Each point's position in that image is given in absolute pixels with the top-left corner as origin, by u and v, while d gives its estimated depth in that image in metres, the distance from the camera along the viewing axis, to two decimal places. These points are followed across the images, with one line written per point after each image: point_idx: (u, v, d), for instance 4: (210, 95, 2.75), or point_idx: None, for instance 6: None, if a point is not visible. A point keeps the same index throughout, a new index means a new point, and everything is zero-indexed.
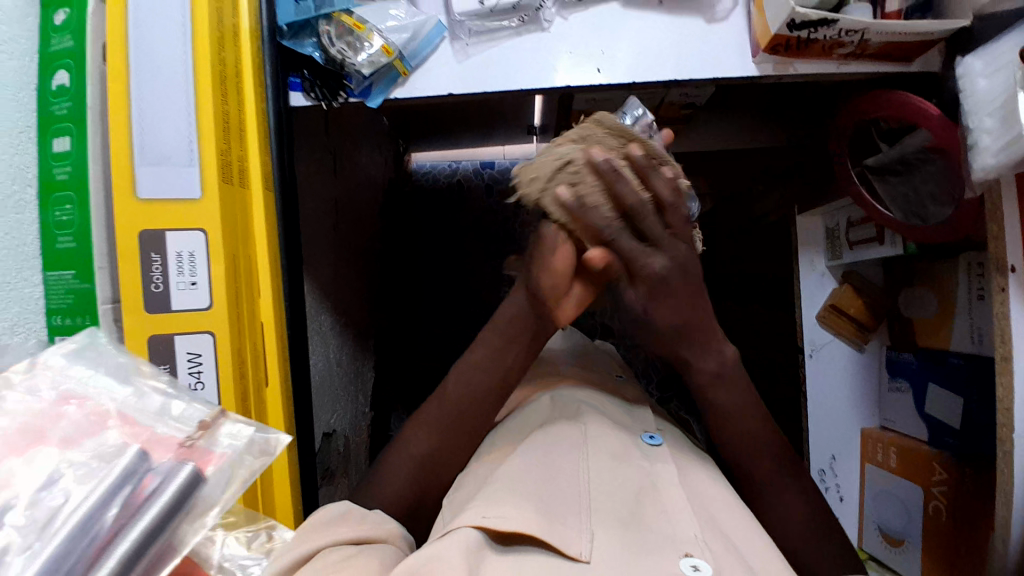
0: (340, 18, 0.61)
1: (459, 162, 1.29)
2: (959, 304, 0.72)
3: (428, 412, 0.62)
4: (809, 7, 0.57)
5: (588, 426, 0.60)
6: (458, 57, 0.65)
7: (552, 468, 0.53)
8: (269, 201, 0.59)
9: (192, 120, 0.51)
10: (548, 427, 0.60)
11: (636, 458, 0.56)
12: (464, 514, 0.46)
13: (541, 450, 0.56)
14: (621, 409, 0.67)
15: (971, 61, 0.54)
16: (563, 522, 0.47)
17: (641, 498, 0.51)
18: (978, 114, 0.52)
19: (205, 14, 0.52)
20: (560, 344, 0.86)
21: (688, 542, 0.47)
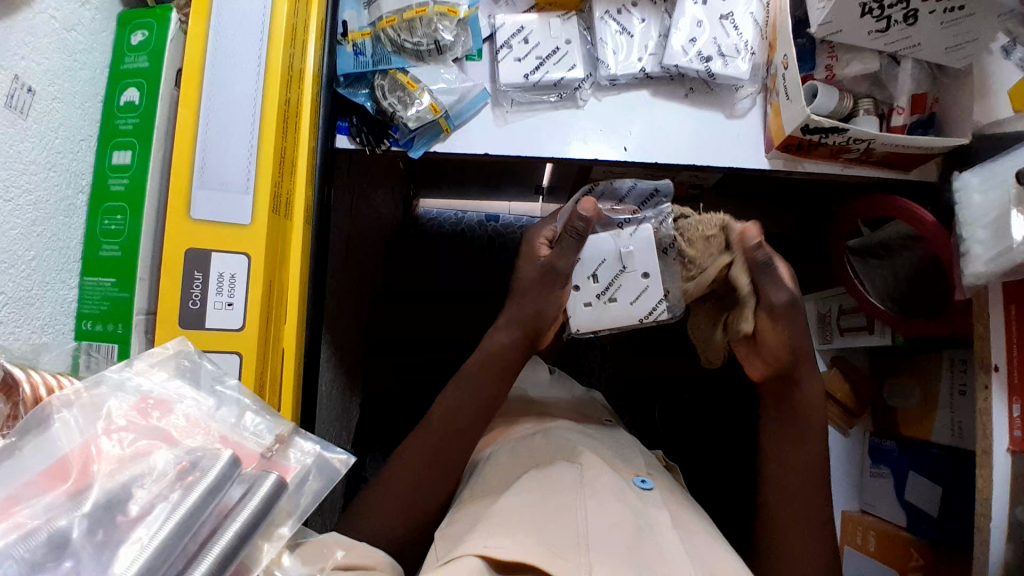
0: (396, 75, 0.67)
1: (465, 212, 1.34)
2: (941, 398, 0.77)
3: (419, 439, 0.63)
4: (824, 115, 0.63)
5: (585, 466, 0.61)
6: (497, 122, 0.70)
7: (564, 509, 0.54)
8: (306, 232, 0.60)
9: (253, 149, 0.53)
10: (543, 466, 0.62)
11: (629, 496, 0.57)
12: (465, 545, 0.48)
13: (540, 492, 0.57)
14: (613, 454, 0.68)
15: (968, 177, 0.59)
16: (563, 555, 0.48)
17: (641, 536, 0.51)
18: (971, 226, 0.58)
19: (280, 54, 0.54)
20: (559, 388, 0.89)
21: None
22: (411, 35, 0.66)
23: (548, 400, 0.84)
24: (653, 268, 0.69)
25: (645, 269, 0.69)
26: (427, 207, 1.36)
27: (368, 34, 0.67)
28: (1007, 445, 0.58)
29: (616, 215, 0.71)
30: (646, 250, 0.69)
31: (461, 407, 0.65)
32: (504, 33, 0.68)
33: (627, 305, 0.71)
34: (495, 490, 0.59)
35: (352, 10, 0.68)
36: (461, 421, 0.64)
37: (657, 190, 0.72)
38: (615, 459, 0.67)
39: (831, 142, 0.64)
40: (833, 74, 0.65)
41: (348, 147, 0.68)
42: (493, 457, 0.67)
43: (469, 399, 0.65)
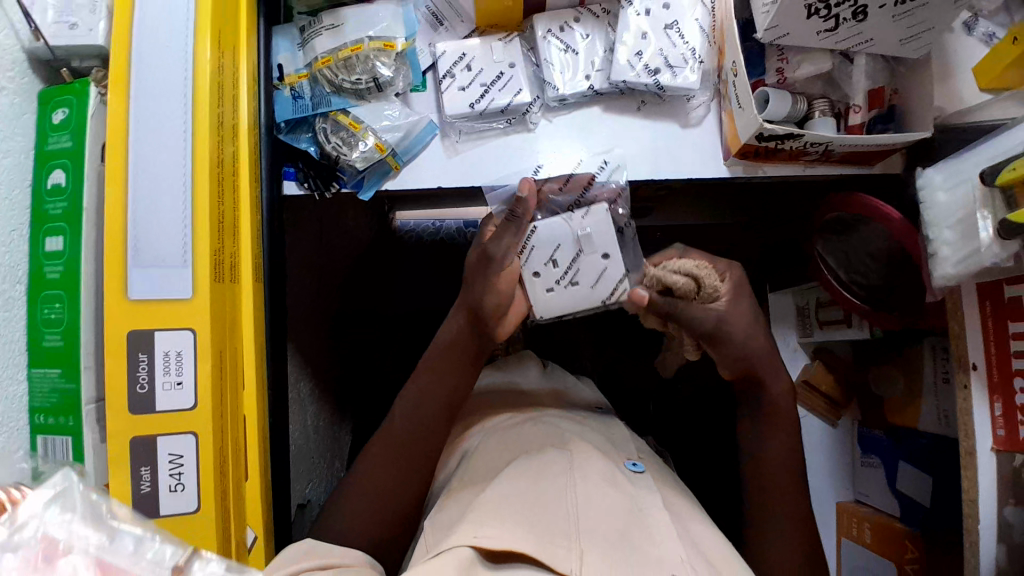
0: (337, 117, 0.65)
1: (443, 222, 1.19)
2: (926, 387, 0.75)
3: (384, 437, 0.63)
4: (778, 119, 0.62)
5: (574, 451, 0.60)
6: (447, 153, 0.68)
7: (555, 491, 0.54)
8: (256, 290, 0.59)
9: (188, 218, 0.52)
10: (534, 453, 0.61)
11: (621, 482, 0.58)
12: (455, 535, 0.49)
13: (532, 474, 0.57)
14: (605, 438, 0.68)
15: (931, 174, 0.57)
16: (554, 540, 0.49)
17: (629, 529, 0.52)
18: (938, 226, 0.56)
19: (207, 117, 0.53)
20: (542, 380, 0.85)
21: (676, 564, 0.49)
22: (350, 74, 0.64)
23: (540, 393, 0.80)
24: (612, 247, 0.68)
25: (603, 249, 0.68)
26: (402, 219, 1.22)
27: (305, 76, 0.65)
28: (990, 444, 0.57)
29: (560, 199, 0.69)
30: (599, 231, 0.67)
31: (427, 393, 0.64)
32: (445, 62, 0.66)
33: (589, 287, 0.68)
34: (482, 480, 0.58)
35: (285, 51, 0.66)
36: (427, 414, 0.63)
37: (603, 166, 0.68)
38: (606, 443, 0.66)
39: (788, 148, 0.62)
40: (785, 77, 0.63)
41: (296, 194, 0.67)
42: (477, 450, 0.65)
43: (430, 396, 0.64)
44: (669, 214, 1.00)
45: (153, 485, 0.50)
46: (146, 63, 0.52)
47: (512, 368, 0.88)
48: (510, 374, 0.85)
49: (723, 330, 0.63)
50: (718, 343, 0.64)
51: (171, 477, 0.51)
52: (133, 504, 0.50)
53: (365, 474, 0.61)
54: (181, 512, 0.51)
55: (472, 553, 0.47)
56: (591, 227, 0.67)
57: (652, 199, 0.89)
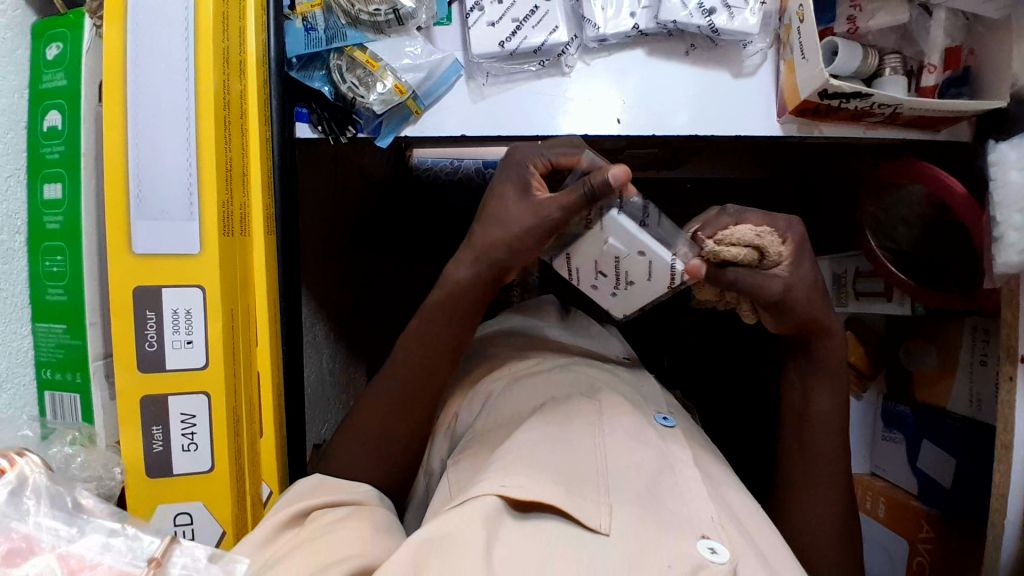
0: (353, 53, 0.59)
1: (461, 160, 1.12)
2: (961, 367, 0.72)
3: (389, 375, 0.59)
4: (843, 75, 0.55)
5: (603, 403, 0.58)
6: (473, 98, 0.62)
7: (582, 446, 0.51)
8: (269, 243, 0.56)
9: (192, 167, 0.48)
10: (561, 400, 0.58)
11: (651, 436, 0.55)
12: (481, 483, 0.46)
13: (558, 421, 0.54)
14: (633, 389, 0.65)
15: (1004, 150, 0.51)
16: (582, 492, 0.46)
17: (659, 481, 0.49)
18: (1007, 209, 0.51)
19: (210, 53, 0.48)
20: (562, 328, 0.81)
21: (705, 525, 0.45)
22: (367, 4, 0.57)
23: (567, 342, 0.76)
24: (647, 242, 0.54)
25: (638, 247, 0.54)
26: (420, 157, 1.16)
27: (318, 5, 0.59)
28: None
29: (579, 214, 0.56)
30: (627, 237, 0.54)
31: (437, 333, 0.59)
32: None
33: (646, 285, 0.56)
34: (512, 424, 0.56)
35: None
36: (438, 353, 0.59)
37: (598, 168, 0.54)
38: (636, 395, 0.63)
39: (852, 107, 0.56)
40: (856, 27, 0.56)
41: (309, 136, 0.62)
42: (503, 392, 0.62)
43: (435, 349, 0.59)
44: (704, 166, 0.94)
45: (165, 445, 0.49)
46: None
47: (533, 315, 0.83)
48: (533, 320, 0.80)
49: (790, 299, 0.54)
50: (783, 311, 0.55)
51: (183, 436, 0.50)
52: (146, 464, 0.49)
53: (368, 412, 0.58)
54: (192, 472, 0.50)
55: (497, 503, 0.44)
56: (618, 238, 0.54)
57: (689, 152, 0.83)
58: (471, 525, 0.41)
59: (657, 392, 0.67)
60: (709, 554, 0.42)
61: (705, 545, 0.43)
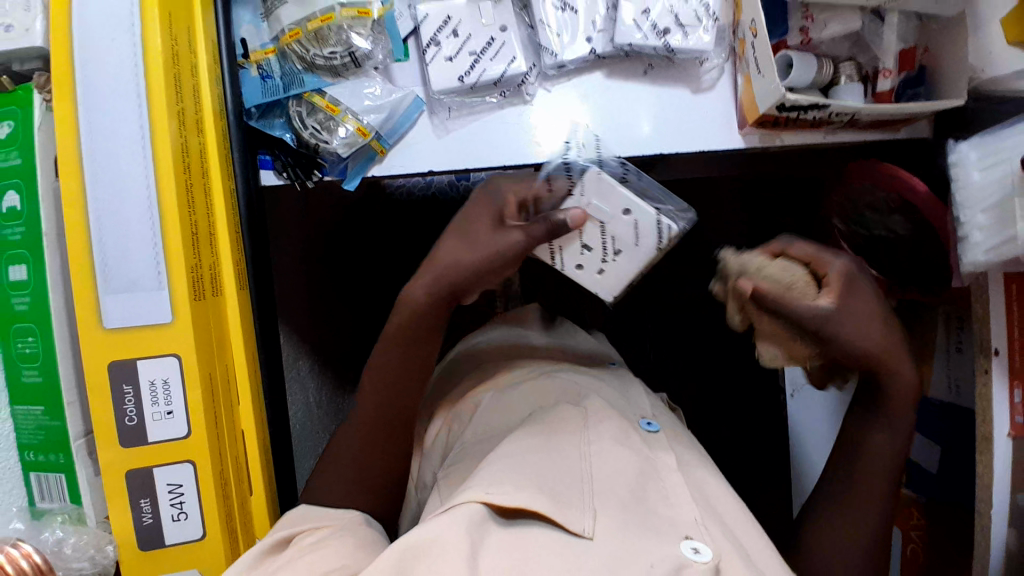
0: (312, 98, 0.59)
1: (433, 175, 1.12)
2: (937, 353, 0.73)
3: (356, 418, 0.57)
4: (801, 87, 0.56)
5: (588, 408, 0.57)
6: (436, 133, 0.62)
7: (564, 453, 0.51)
8: (243, 298, 0.55)
9: (157, 235, 0.47)
10: (548, 408, 0.58)
11: (636, 441, 0.54)
12: (467, 489, 0.46)
13: (544, 432, 0.53)
14: (618, 392, 0.64)
15: (964, 149, 0.53)
16: (569, 502, 0.46)
17: (644, 481, 0.50)
18: (971, 209, 0.52)
19: (165, 117, 0.47)
20: (545, 335, 0.80)
21: (689, 526, 0.46)
22: (322, 47, 0.57)
23: (550, 349, 0.76)
24: (628, 198, 0.55)
25: (622, 205, 0.55)
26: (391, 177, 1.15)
27: (272, 51, 0.58)
28: (1007, 430, 0.55)
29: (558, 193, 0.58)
30: (603, 194, 0.55)
31: (399, 372, 0.57)
32: (429, 27, 0.59)
33: (636, 249, 0.56)
34: (498, 436, 0.57)
35: (249, 25, 0.60)
36: (399, 387, 0.57)
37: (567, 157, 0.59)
38: (621, 400, 0.63)
39: (810, 118, 0.57)
40: (809, 38, 0.57)
41: (275, 182, 0.62)
42: (485, 404, 0.63)
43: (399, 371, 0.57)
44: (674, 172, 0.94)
45: (154, 516, 0.49)
46: (89, 62, 0.46)
47: (515, 324, 0.83)
48: (517, 328, 0.80)
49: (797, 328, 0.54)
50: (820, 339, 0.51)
51: (172, 507, 0.49)
52: (137, 536, 0.49)
53: (350, 446, 0.57)
54: (185, 541, 0.50)
55: (482, 510, 0.44)
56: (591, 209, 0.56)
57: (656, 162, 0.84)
58: (454, 530, 0.41)
59: (641, 394, 0.66)
60: (694, 556, 0.43)
61: (689, 547, 0.44)
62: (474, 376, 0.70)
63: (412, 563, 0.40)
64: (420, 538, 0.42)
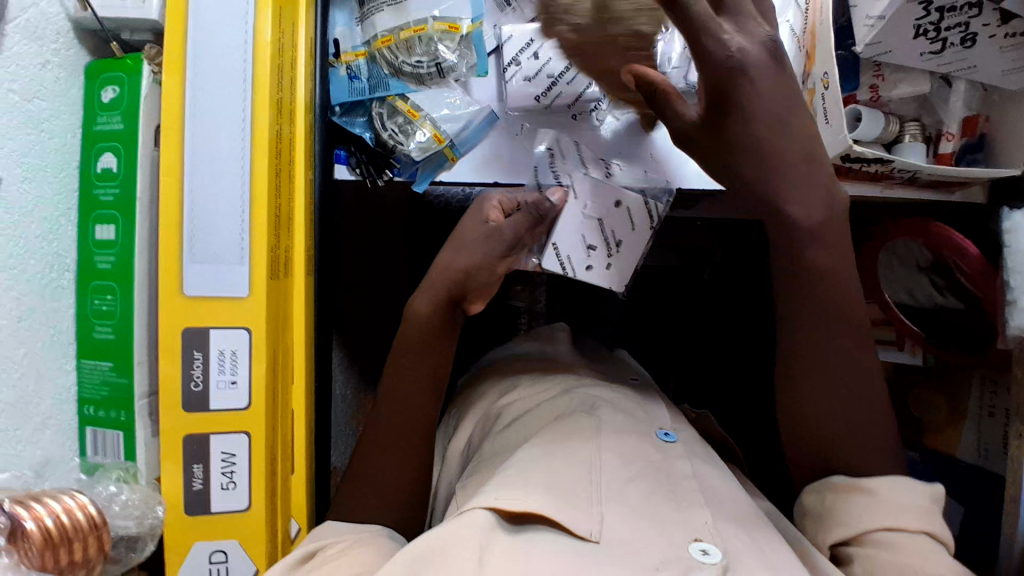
0: (395, 102, 0.62)
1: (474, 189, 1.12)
2: (968, 416, 0.73)
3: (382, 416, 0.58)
4: (869, 139, 0.58)
5: (603, 419, 0.58)
6: (506, 149, 0.64)
7: (573, 455, 0.52)
8: (309, 283, 0.58)
9: (245, 213, 0.50)
10: (564, 417, 0.59)
11: (650, 453, 0.55)
12: (479, 497, 0.48)
13: (557, 438, 0.55)
14: (637, 406, 0.65)
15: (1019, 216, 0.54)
16: (575, 504, 0.47)
17: (657, 494, 0.49)
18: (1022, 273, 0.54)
19: (267, 104, 0.50)
20: (571, 351, 0.81)
21: (700, 528, 0.46)
22: (410, 55, 0.61)
23: (576, 363, 0.76)
24: (617, 191, 0.62)
25: (614, 198, 0.62)
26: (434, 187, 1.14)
27: (363, 54, 0.62)
28: None
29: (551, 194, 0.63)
30: (598, 193, 0.62)
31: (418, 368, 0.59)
32: (513, 46, 0.61)
33: (633, 236, 0.64)
34: (510, 449, 0.57)
35: (343, 28, 0.63)
36: (412, 397, 0.58)
37: (550, 150, 0.63)
38: (643, 414, 0.64)
39: (872, 171, 0.59)
40: (878, 95, 0.60)
41: (347, 177, 0.64)
42: (510, 411, 0.64)
43: (410, 379, 0.58)
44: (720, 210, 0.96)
45: (205, 483, 0.51)
46: (204, 45, 0.49)
47: (544, 341, 0.84)
48: (539, 345, 0.81)
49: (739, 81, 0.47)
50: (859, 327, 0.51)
51: (223, 474, 0.51)
52: (185, 500, 0.51)
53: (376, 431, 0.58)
54: (231, 510, 0.51)
55: (491, 517, 0.45)
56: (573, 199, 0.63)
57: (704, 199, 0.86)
58: (465, 534, 0.43)
59: (662, 409, 0.66)
60: (705, 558, 0.43)
61: (699, 548, 0.44)
62: (501, 387, 0.71)
63: (426, 563, 0.42)
64: (431, 540, 0.43)
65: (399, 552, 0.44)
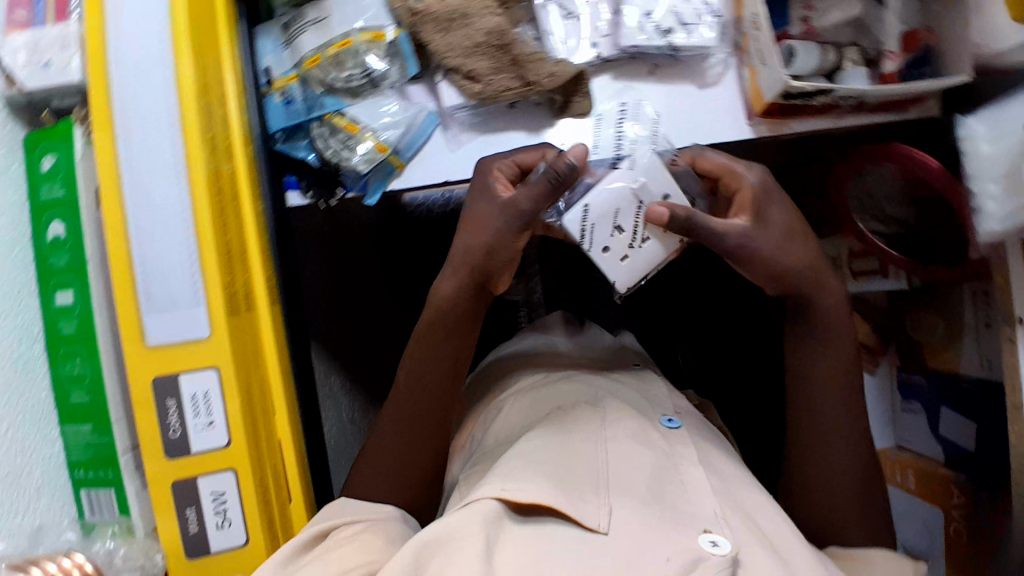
0: (333, 120, 0.62)
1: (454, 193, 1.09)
2: (966, 331, 0.72)
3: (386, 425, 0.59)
4: (809, 71, 0.57)
5: (608, 410, 0.58)
6: (451, 146, 0.64)
7: (581, 451, 0.52)
8: (277, 313, 0.58)
9: (194, 254, 0.50)
10: (567, 408, 0.59)
11: (656, 439, 0.54)
12: (485, 484, 0.47)
13: (562, 428, 0.54)
14: (638, 393, 0.65)
15: (972, 124, 0.53)
16: (583, 496, 0.46)
17: (661, 477, 0.50)
18: (981, 179, 0.52)
19: (198, 142, 0.50)
20: (567, 340, 0.80)
21: (708, 520, 0.46)
22: (341, 70, 0.61)
23: (576, 356, 0.76)
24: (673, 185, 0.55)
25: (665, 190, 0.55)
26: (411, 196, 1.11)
27: (294, 78, 0.61)
28: None
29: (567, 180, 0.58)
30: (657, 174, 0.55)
31: (428, 372, 0.60)
32: (431, 32, 0.61)
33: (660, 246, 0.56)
34: (511, 440, 0.58)
35: (272, 54, 0.63)
36: (427, 395, 0.59)
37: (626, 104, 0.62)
38: (641, 399, 0.63)
39: (816, 104, 0.57)
40: (811, 26, 0.59)
41: (301, 203, 0.64)
42: (509, 407, 0.64)
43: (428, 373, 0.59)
44: None
45: (199, 525, 0.51)
46: (126, 95, 0.50)
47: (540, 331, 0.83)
48: (541, 336, 0.80)
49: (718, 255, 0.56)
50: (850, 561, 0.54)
51: (216, 514, 0.51)
52: (183, 545, 0.51)
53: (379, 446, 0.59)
54: (229, 547, 0.52)
55: (497, 507, 0.45)
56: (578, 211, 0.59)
57: None
58: (473, 522, 0.43)
59: (662, 393, 0.66)
60: (712, 548, 0.43)
61: (707, 540, 0.44)
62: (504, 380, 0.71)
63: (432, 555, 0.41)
64: (439, 530, 0.43)
65: (420, 531, 0.43)
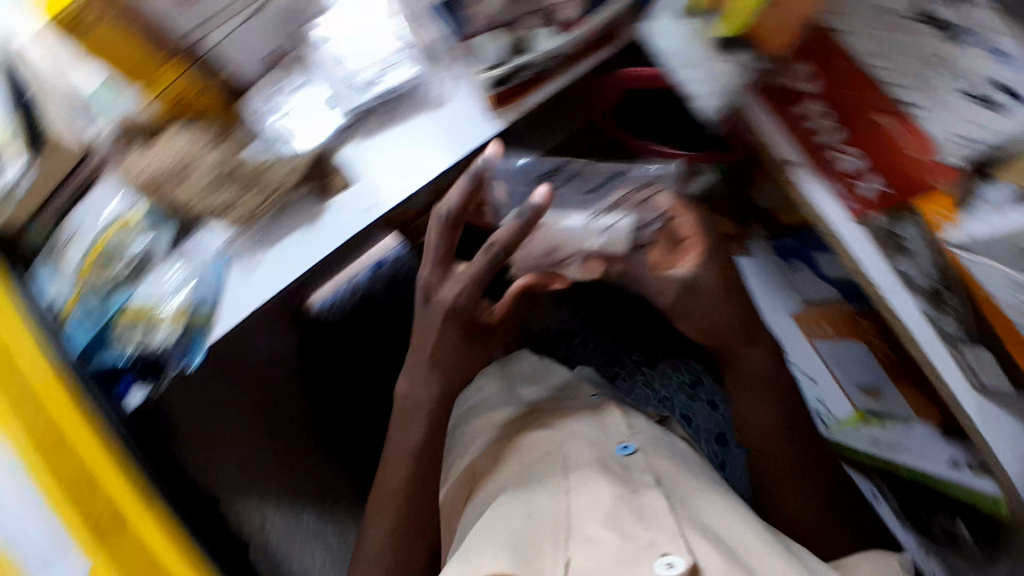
0: (125, 314, 0.65)
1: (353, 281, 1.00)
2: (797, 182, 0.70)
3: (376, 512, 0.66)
4: (501, 53, 0.60)
5: (569, 467, 0.60)
6: (243, 275, 0.62)
7: (540, 510, 0.55)
8: (153, 509, 0.70)
9: (56, 500, 0.67)
10: (534, 471, 0.62)
11: (615, 471, 0.59)
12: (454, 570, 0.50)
13: (523, 499, 0.57)
14: (596, 428, 0.68)
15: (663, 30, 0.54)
16: (538, 557, 0.49)
17: (618, 508, 0.53)
18: (686, 70, 0.55)
19: (52, 395, 0.68)
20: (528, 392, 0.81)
21: (667, 543, 0.49)
22: (111, 270, 0.65)
23: (542, 406, 0.76)
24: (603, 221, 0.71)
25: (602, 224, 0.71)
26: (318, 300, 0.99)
27: (76, 297, 0.66)
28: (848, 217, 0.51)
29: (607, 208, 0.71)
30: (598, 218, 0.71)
31: (432, 443, 0.74)
32: (164, 182, 0.61)
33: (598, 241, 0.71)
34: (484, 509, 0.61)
35: (52, 284, 0.68)
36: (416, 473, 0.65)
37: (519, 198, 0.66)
38: (597, 433, 0.67)
39: (526, 79, 0.61)
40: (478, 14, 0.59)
41: (141, 397, 0.69)
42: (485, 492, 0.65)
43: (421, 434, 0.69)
44: None
45: None
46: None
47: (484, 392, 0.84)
48: (507, 391, 0.82)
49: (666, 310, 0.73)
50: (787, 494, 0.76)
51: None
52: None
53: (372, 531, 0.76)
54: None
55: None
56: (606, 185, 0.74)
57: None
58: None
59: (615, 417, 0.70)
60: (668, 570, 0.46)
61: (664, 564, 0.47)
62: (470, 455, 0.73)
63: None
64: None
65: None
